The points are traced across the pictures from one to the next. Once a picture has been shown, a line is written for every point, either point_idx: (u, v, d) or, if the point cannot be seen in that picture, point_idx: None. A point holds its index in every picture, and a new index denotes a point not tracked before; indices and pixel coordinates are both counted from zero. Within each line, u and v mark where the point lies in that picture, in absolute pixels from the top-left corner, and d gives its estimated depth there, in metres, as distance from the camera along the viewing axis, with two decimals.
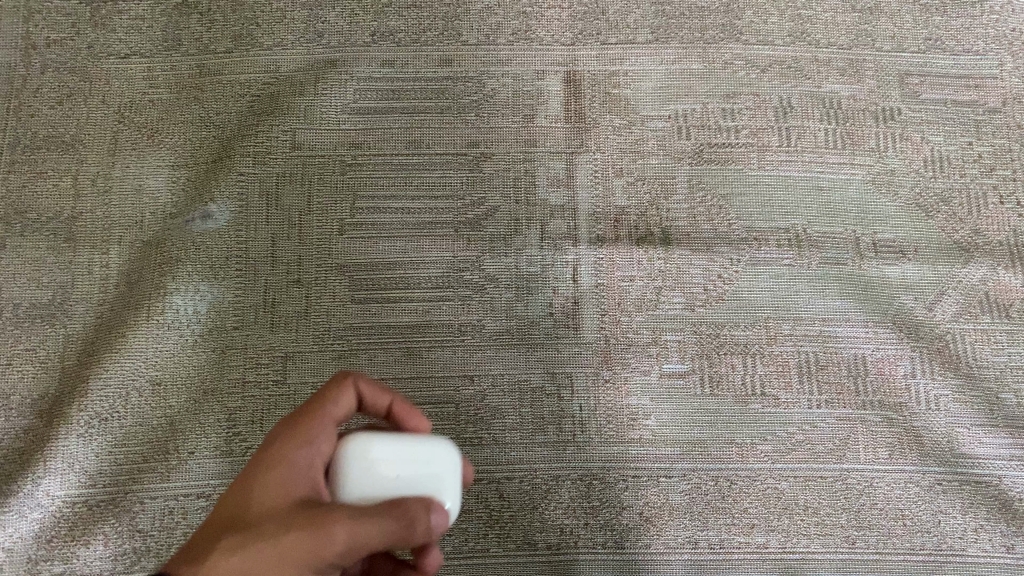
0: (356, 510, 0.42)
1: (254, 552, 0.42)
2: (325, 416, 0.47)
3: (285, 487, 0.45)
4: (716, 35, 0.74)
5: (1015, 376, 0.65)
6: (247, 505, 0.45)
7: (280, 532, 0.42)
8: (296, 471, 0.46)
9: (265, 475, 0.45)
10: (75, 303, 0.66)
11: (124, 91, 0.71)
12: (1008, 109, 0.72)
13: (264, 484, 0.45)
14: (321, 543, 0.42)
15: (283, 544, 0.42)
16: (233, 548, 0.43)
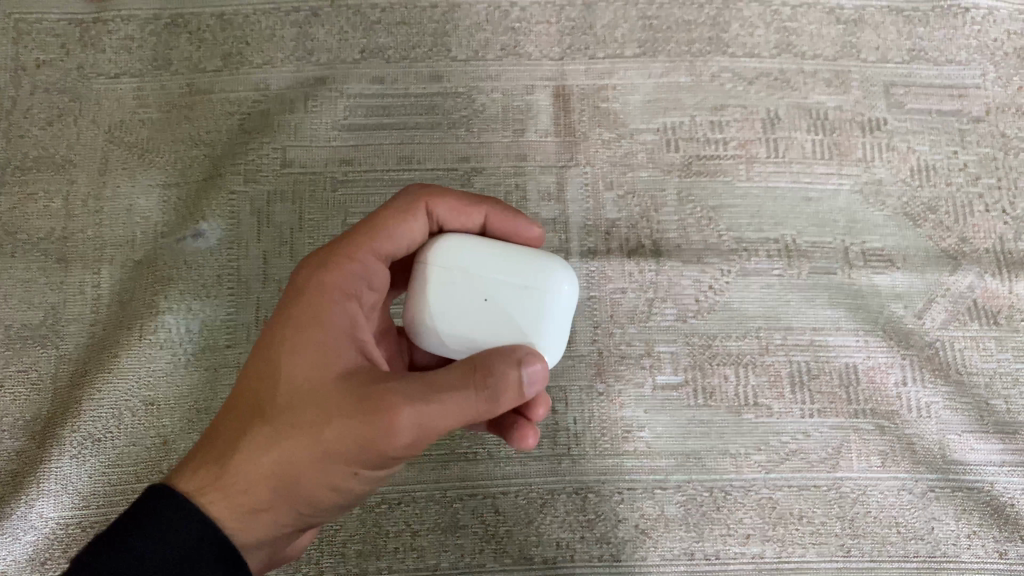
0: (412, 389, 0.42)
1: (304, 444, 0.42)
2: (379, 250, 0.50)
3: (328, 361, 0.44)
4: (703, 49, 0.74)
5: (1004, 382, 0.66)
6: (283, 368, 0.44)
7: (324, 419, 0.42)
8: (331, 334, 0.45)
9: (303, 348, 0.44)
10: (67, 323, 0.66)
11: (114, 111, 0.72)
12: (991, 118, 0.73)
13: (298, 344, 0.44)
14: (375, 435, 0.41)
15: (335, 432, 0.42)
16: (280, 437, 0.43)
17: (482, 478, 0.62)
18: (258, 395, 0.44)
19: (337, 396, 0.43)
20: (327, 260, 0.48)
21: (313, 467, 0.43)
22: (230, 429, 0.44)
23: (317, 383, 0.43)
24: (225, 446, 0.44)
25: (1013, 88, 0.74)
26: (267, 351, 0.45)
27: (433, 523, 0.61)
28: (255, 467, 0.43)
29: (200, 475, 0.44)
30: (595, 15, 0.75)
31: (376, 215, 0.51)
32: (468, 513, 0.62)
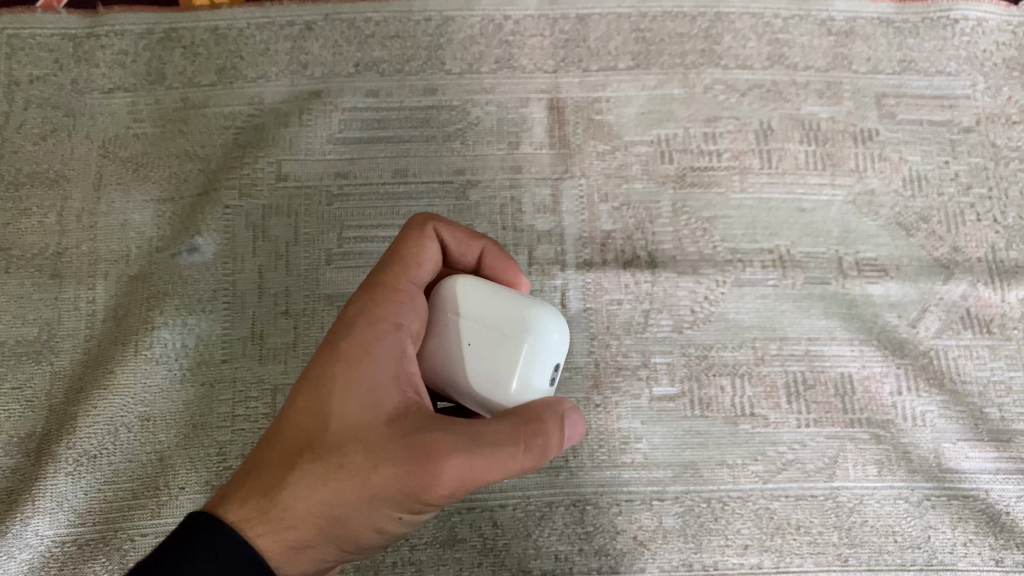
0: (463, 441, 0.42)
1: (350, 488, 0.42)
2: (412, 282, 0.48)
3: (375, 399, 0.43)
4: (695, 61, 0.75)
5: (998, 391, 0.66)
6: (330, 405, 0.43)
7: (374, 463, 0.42)
8: (382, 372, 0.44)
9: (350, 383, 0.44)
10: (62, 339, 0.66)
11: (108, 126, 0.71)
12: (982, 128, 0.74)
13: (346, 381, 0.44)
14: (425, 484, 0.41)
15: (383, 478, 0.42)
16: (327, 478, 0.42)
17: (480, 491, 0.62)
18: (305, 430, 0.44)
19: (387, 440, 0.42)
20: (373, 289, 0.47)
21: (357, 510, 0.43)
22: (275, 463, 0.44)
23: (367, 423, 0.43)
24: (269, 481, 0.43)
25: (1003, 98, 0.75)
26: (315, 384, 0.44)
27: (431, 538, 0.61)
28: (301, 506, 0.43)
29: (243, 509, 0.43)
30: (589, 28, 0.75)
31: (407, 244, 0.49)
32: (466, 526, 0.62)
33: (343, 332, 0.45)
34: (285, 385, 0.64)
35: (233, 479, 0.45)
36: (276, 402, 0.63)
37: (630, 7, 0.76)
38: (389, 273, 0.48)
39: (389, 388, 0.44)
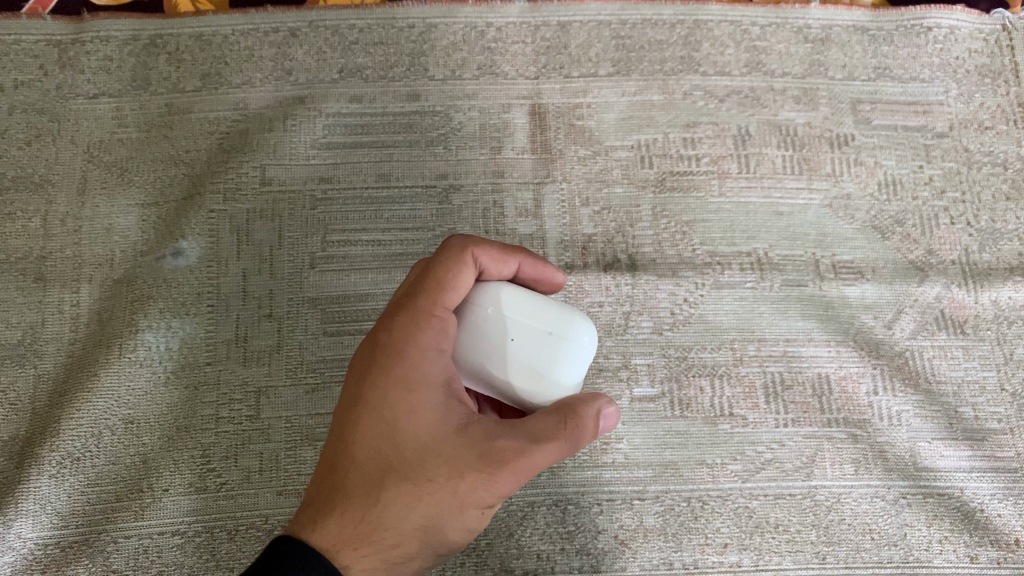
0: (524, 439, 0.45)
1: (427, 500, 0.45)
2: (446, 307, 0.49)
3: (437, 416, 0.45)
4: (675, 67, 0.76)
5: (971, 391, 0.68)
6: (397, 429, 0.45)
7: (456, 473, 0.44)
8: (435, 388, 0.46)
9: (411, 405, 0.45)
10: (45, 343, 0.66)
11: (92, 131, 0.72)
12: (955, 133, 0.75)
13: (412, 412, 0.45)
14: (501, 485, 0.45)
15: (457, 485, 0.44)
16: (404, 496, 0.45)
17: None
18: (378, 456, 0.45)
19: (460, 451, 0.45)
20: (411, 317, 0.48)
21: (438, 517, 0.45)
22: (356, 490, 0.45)
23: (437, 440, 0.45)
24: (353, 507, 0.45)
25: (975, 105, 0.76)
26: (371, 411, 0.46)
27: None
28: (389, 522, 0.45)
29: (343, 531, 0.45)
30: (569, 35, 0.76)
31: (435, 268, 0.49)
32: None
33: (392, 358, 0.47)
34: (268, 388, 0.64)
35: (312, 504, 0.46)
36: (260, 404, 0.64)
37: (610, 14, 0.77)
38: (425, 295, 0.48)
39: (448, 403, 0.46)
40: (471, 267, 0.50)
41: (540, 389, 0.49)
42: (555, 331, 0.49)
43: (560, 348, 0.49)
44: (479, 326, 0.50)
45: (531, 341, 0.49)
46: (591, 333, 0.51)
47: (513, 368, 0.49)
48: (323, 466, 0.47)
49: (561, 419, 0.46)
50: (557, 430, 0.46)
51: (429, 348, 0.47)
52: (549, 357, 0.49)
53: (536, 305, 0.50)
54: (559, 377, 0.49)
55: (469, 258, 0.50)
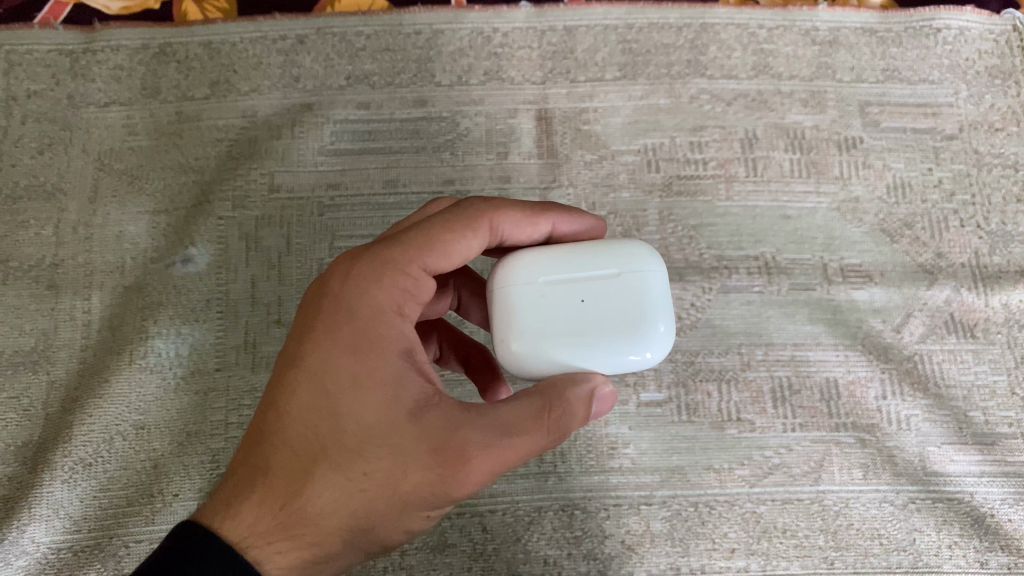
0: (487, 434, 0.42)
1: (362, 490, 0.42)
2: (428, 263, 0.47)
3: (386, 396, 0.42)
4: (681, 71, 0.76)
5: (981, 395, 0.67)
6: (338, 407, 0.42)
7: (402, 465, 0.42)
8: (389, 364, 0.43)
9: (357, 381, 0.43)
10: (58, 350, 0.67)
11: (104, 139, 0.73)
12: (964, 135, 0.75)
13: (358, 389, 0.42)
14: (451, 481, 0.42)
15: (404, 477, 0.42)
16: (338, 484, 0.42)
17: (471, 497, 0.63)
18: (313, 435, 0.43)
19: (409, 437, 0.42)
20: (381, 273, 0.45)
21: (376, 510, 0.42)
22: (284, 468, 0.43)
23: (383, 424, 0.42)
24: (279, 487, 0.43)
25: (985, 106, 0.76)
26: (312, 376, 0.43)
27: (422, 542, 0.62)
28: (318, 512, 0.42)
29: (269, 514, 0.43)
30: (575, 40, 0.76)
31: (433, 226, 0.47)
32: (457, 531, 0.63)
33: (345, 319, 0.44)
34: None
35: (240, 479, 0.44)
36: None
37: (617, 18, 0.77)
38: (401, 248, 0.46)
39: (402, 381, 0.43)
40: (485, 232, 0.49)
41: (610, 346, 0.46)
42: (621, 272, 0.47)
43: (633, 286, 0.47)
44: (541, 306, 0.46)
45: (602, 297, 0.46)
46: (653, 256, 0.48)
47: (595, 332, 0.46)
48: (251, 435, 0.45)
49: (536, 409, 0.43)
50: (531, 422, 0.42)
51: (387, 312, 0.45)
52: (619, 308, 0.46)
53: (585, 256, 0.48)
54: (650, 315, 0.46)
55: (485, 224, 0.49)
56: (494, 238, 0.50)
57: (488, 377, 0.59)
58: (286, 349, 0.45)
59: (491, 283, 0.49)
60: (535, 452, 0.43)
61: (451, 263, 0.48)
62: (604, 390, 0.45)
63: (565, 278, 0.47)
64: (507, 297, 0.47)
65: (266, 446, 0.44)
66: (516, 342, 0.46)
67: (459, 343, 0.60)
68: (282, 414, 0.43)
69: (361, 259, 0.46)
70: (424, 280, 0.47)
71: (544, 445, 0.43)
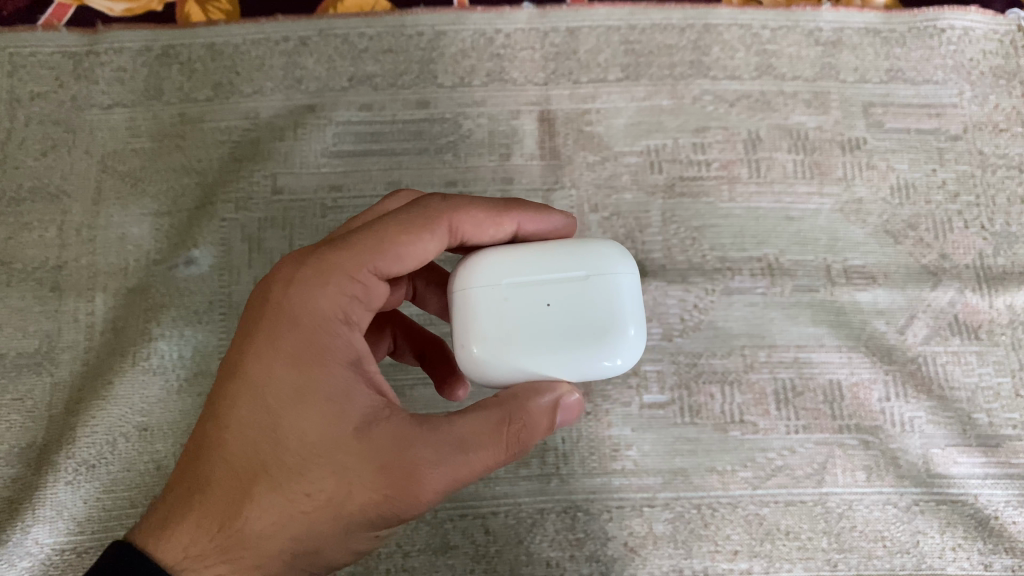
0: (438, 451, 0.42)
1: (304, 510, 0.42)
2: (377, 269, 0.46)
3: (329, 411, 0.42)
4: (684, 72, 0.76)
5: (985, 396, 0.67)
6: (280, 423, 0.42)
7: (348, 483, 0.42)
8: (334, 376, 0.43)
9: (299, 397, 0.42)
10: (62, 351, 0.67)
11: (107, 141, 0.73)
12: (968, 136, 0.74)
13: (301, 404, 0.42)
14: (398, 500, 0.42)
15: (349, 495, 0.42)
16: (279, 504, 0.42)
17: (473, 499, 0.63)
18: (254, 450, 0.43)
19: (356, 453, 0.42)
20: (325, 279, 0.45)
21: (320, 530, 0.42)
22: (226, 485, 0.43)
23: (327, 441, 0.42)
24: (219, 507, 0.43)
25: (989, 107, 0.75)
26: (254, 390, 0.43)
27: (424, 544, 0.62)
28: (259, 532, 0.42)
29: (208, 534, 0.43)
30: (578, 40, 0.76)
31: (383, 230, 0.47)
32: (458, 533, 0.63)
33: (288, 330, 0.44)
34: None
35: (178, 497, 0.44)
36: None
37: (620, 19, 0.77)
38: (348, 253, 0.46)
39: (348, 394, 0.43)
40: (440, 235, 0.48)
41: (575, 355, 0.45)
42: (590, 275, 0.46)
43: (602, 291, 0.46)
44: (505, 310, 0.45)
45: (567, 302, 0.46)
46: (624, 258, 0.48)
47: (560, 338, 0.45)
48: (190, 449, 0.45)
49: (492, 423, 0.43)
50: (486, 436, 0.42)
51: (333, 321, 0.44)
52: (586, 315, 0.46)
53: (552, 258, 0.47)
54: (618, 320, 0.46)
55: (443, 225, 0.48)
56: (454, 239, 0.49)
57: (445, 372, 0.59)
58: (226, 360, 0.45)
59: (449, 283, 0.48)
60: (490, 468, 0.43)
61: (405, 266, 0.48)
62: (571, 400, 0.45)
63: (530, 282, 0.46)
64: (471, 299, 0.46)
65: (206, 463, 0.43)
66: (476, 347, 0.45)
67: (415, 336, 0.60)
68: (223, 429, 0.43)
69: (306, 263, 0.46)
70: (372, 286, 0.46)
71: (498, 460, 0.43)
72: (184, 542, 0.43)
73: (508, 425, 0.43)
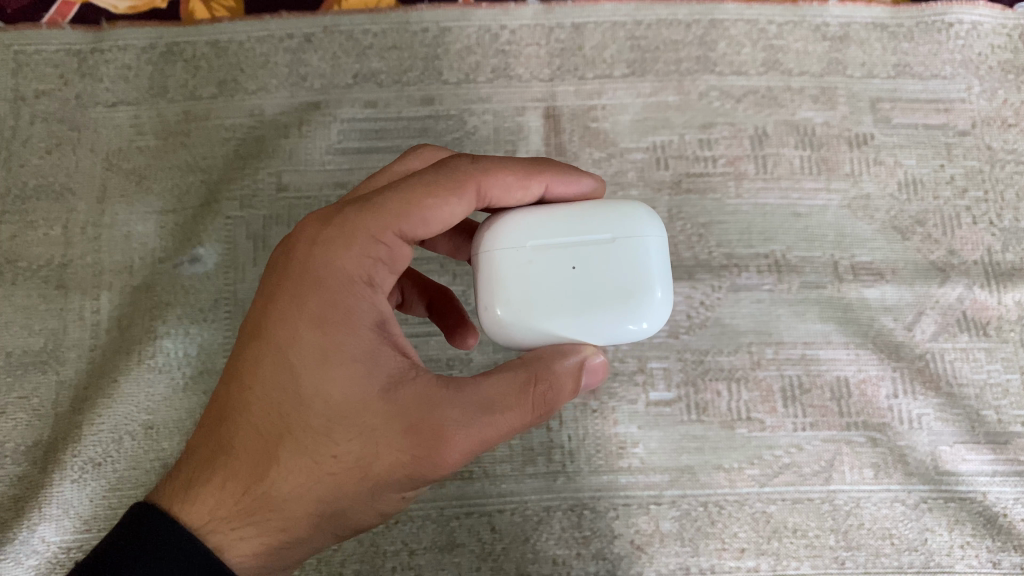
0: (464, 413, 0.42)
1: (330, 474, 0.42)
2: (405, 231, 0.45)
3: (356, 373, 0.42)
4: (690, 68, 0.75)
5: (994, 393, 0.67)
6: (304, 386, 0.42)
7: (375, 446, 0.42)
8: (361, 338, 0.42)
9: (325, 359, 0.42)
10: (67, 349, 0.67)
11: (112, 139, 0.73)
12: (977, 131, 0.74)
13: (328, 365, 0.42)
14: (426, 463, 0.42)
15: (376, 459, 0.42)
16: (306, 468, 0.42)
17: (478, 497, 0.63)
18: (279, 413, 0.43)
19: (382, 416, 0.42)
20: (349, 240, 0.44)
21: (346, 493, 0.43)
22: (251, 447, 0.43)
23: (353, 403, 0.42)
24: (244, 470, 0.43)
25: (998, 101, 0.75)
26: (279, 351, 0.43)
27: (430, 542, 0.62)
28: (284, 496, 0.43)
29: (234, 496, 0.43)
30: (584, 36, 0.76)
31: (410, 189, 0.45)
32: (464, 531, 0.62)
33: (312, 290, 0.43)
34: None
35: (205, 460, 0.44)
36: None
37: (626, 15, 0.76)
38: (373, 213, 0.45)
39: (374, 356, 0.42)
40: (469, 197, 0.46)
41: (600, 319, 0.45)
42: (616, 238, 0.46)
43: (628, 254, 0.46)
44: (530, 272, 0.45)
45: (592, 265, 0.45)
46: (651, 221, 0.47)
47: (585, 301, 0.45)
48: (215, 411, 0.45)
49: (520, 385, 0.43)
50: (512, 398, 0.42)
51: (358, 280, 0.44)
52: (611, 278, 0.45)
53: (578, 221, 0.46)
54: (644, 284, 0.45)
55: (472, 187, 0.47)
56: (482, 202, 0.48)
57: (455, 322, 0.59)
58: (251, 320, 0.45)
59: (474, 244, 0.48)
60: (518, 429, 0.43)
61: (432, 230, 0.46)
62: (595, 362, 0.45)
63: (555, 245, 0.46)
64: (496, 261, 0.46)
65: (232, 425, 0.44)
66: (499, 310, 0.45)
67: (424, 286, 0.61)
68: (249, 390, 0.43)
69: (330, 225, 0.45)
70: (398, 245, 0.45)
71: (526, 421, 0.43)
72: (211, 504, 0.43)
73: (534, 386, 0.43)
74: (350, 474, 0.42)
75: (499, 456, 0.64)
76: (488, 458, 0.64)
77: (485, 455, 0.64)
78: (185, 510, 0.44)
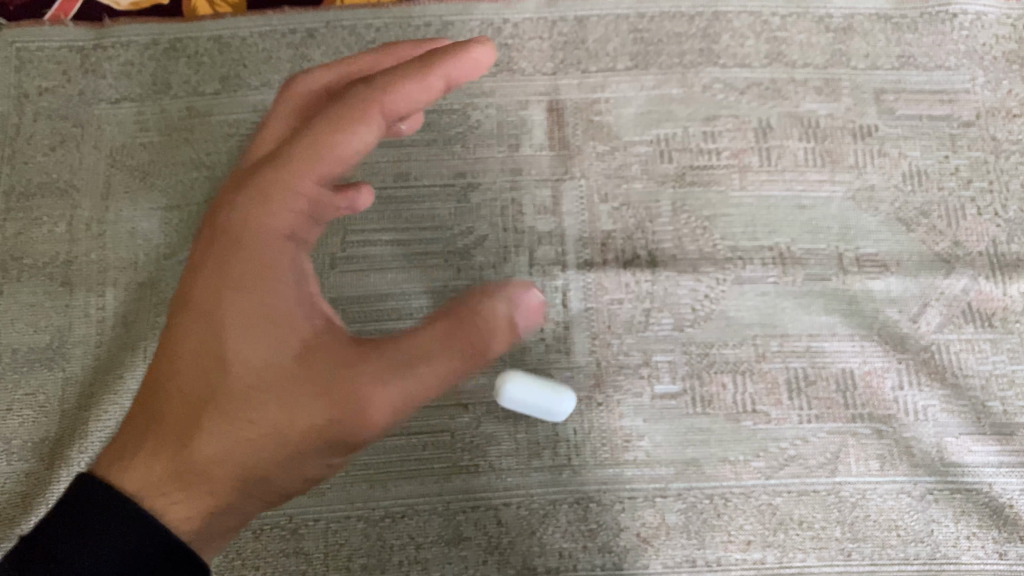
0: (385, 372, 0.45)
1: (258, 432, 0.45)
2: (313, 180, 0.47)
3: (278, 336, 0.45)
4: (694, 60, 0.75)
5: (1000, 384, 0.67)
6: (233, 347, 0.45)
7: (301, 403, 0.44)
8: (279, 303, 0.46)
9: (251, 323, 0.45)
10: (73, 346, 0.67)
11: (115, 136, 0.73)
12: (981, 122, 0.74)
13: (248, 329, 0.45)
14: (349, 415, 0.44)
15: (302, 416, 0.44)
16: (235, 425, 0.45)
17: (484, 491, 0.63)
18: (208, 377, 0.45)
19: (301, 372, 0.45)
20: (262, 202, 0.46)
21: (273, 452, 0.45)
22: (180, 411, 0.45)
23: (274, 364, 0.45)
24: (173, 434, 0.45)
25: (1003, 92, 0.75)
26: (201, 313, 0.46)
27: (437, 536, 0.62)
28: (213, 457, 0.45)
29: (162, 461, 0.45)
30: (587, 30, 0.76)
31: (324, 136, 0.47)
32: (470, 524, 0.63)
33: (234, 254, 0.46)
34: None
35: (135, 433, 0.46)
36: None
37: (629, 8, 0.76)
38: (286, 171, 0.47)
39: (295, 323, 0.46)
40: (376, 121, 0.47)
41: None
42: None
43: None
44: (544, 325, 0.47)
45: None
46: None
47: None
48: (146, 385, 0.47)
49: (443, 335, 0.46)
50: (438, 350, 0.45)
51: (280, 239, 0.47)
52: None
53: None
54: None
55: (376, 115, 0.47)
56: (390, 122, 0.49)
57: None
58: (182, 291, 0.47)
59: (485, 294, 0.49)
60: (437, 394, 0.46)
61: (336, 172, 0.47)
62: None
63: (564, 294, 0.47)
64: None
65: (163, 392, 0.46)
66: None
67: None
68: (176, 357, 0.46)
69: (235, 195, 0.47)
70: (319, 192, 0.48)
71: (449, 375, 0.46)
72: (141, 469, 0.44)
73: (462, 329, 0.46)
74: (272, 441, 0.45)
75: (505, 450, 0.64)
76: (494, 452, 0.64)
77: (491, 449, 0.64)
78: (114, 477, 0.44)
